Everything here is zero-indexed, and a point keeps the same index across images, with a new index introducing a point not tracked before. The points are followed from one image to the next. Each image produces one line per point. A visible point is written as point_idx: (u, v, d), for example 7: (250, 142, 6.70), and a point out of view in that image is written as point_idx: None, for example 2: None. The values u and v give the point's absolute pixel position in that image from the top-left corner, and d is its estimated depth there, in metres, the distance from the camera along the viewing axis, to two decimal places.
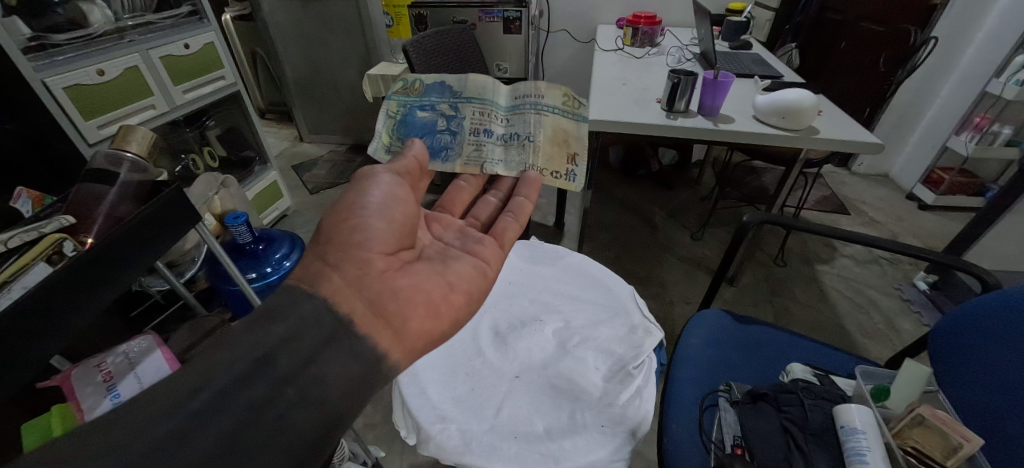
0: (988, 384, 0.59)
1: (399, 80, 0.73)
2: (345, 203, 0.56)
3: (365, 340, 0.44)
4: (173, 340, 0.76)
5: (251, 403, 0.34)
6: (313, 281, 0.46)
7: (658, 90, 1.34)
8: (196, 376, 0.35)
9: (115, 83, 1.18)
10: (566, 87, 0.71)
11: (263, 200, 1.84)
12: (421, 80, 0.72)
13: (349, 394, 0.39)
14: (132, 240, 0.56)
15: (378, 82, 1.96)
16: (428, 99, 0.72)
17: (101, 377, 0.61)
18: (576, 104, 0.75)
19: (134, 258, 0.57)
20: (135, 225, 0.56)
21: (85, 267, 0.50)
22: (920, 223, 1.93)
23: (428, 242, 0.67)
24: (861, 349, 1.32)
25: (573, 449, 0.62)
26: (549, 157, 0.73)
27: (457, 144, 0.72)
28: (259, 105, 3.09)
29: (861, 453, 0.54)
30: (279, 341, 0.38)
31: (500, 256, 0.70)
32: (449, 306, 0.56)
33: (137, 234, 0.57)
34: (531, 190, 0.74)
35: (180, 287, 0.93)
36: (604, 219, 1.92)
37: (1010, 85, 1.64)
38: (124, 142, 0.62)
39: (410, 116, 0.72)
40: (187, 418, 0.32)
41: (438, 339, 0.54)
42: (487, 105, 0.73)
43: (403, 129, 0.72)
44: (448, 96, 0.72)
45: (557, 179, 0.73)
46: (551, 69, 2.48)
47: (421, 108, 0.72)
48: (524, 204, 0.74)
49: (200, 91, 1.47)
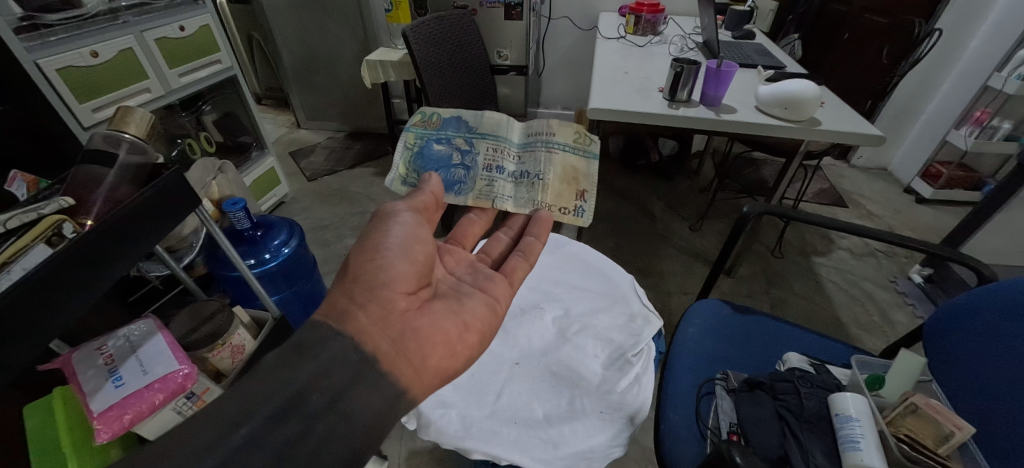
0: (982, 376, 0.60)
1: (418, 114, 0.74)
2: (369, 242, 0.55)
3: (387, 377, 0.43)
4: (174, 323, 0.75)
5: (283, 441, 0.35)
6: (338, 317, 0.46)
7: (661, 80, 1.33)
8: (227, 411, 0.35)
9: (109, 66, 1.16)
10: (578, 127, 0.71)
11: (260, 187, 1.83)
12: (438, 115, 0.73)
13: (373, 427, 0.40)
14: (123, 230, 0.54)
15: (377, 68, 1.93)
16: (444, 133, 0.73)
17: (102, 360, 0.61)
18: (582, 140, 0.74)
19: (128, 248, 0.56)
20: (128, 215, 0.55)
21: (72, 258, 0.48)
22: (917, 216, 1.94)
23: (440, 277, 0.66)
24: (856, 341, 1.33)
25: (572, 434, 0.63)
26: (557, 194, 0.72)
27: (469, 179, 0.71)
28: (256, 90, 3.06)
29: (855, 440, 0.55)
30: (309, 377, 0.38)
31: (511, 296, 0.68)
32: (464, 345, 0.55)
33: (126, 227, 0.55)
34: (542, 229, 0.74)
35: (181, 274, 0.93)
36: (603, 208, 1.92)
37: (1011, 80, 1.64)
38: (122, 123, 0.60)
39: (428, 148, 0.72)
40: (224, 455, 0.32)
41: (450, 375, 0.52)
42: (501, 142, 0.73)
43: (421, 160, 0.71)
44: (464, 130, 0.72)
45: (564, 215, 0.73)
46: (551, 57, 2.46)
47: (438, 140, 0.72)
48: (533, 244, 0.74)
49: (196, 76, 1.45)
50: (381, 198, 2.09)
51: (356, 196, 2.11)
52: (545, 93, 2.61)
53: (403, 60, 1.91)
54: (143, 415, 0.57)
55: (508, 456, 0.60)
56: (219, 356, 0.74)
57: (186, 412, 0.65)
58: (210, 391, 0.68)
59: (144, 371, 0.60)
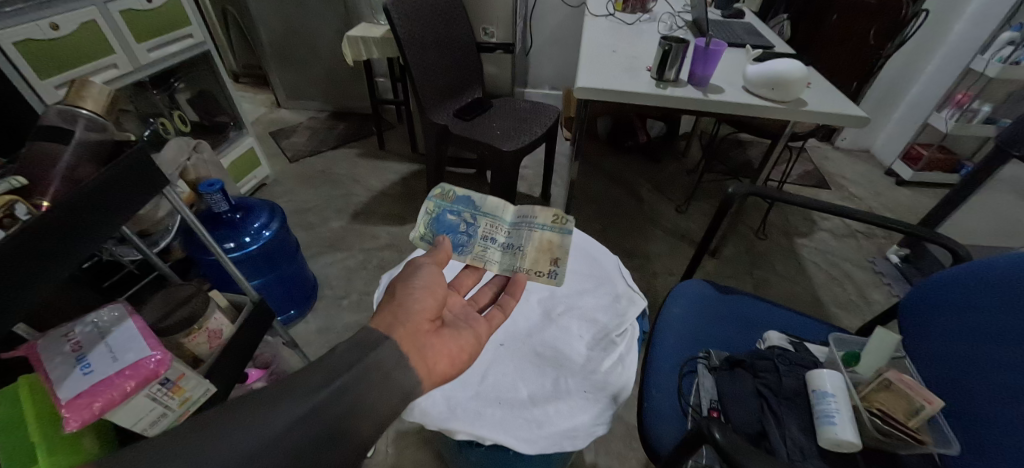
0: (954, 356, 0.62)
1: (439, 187, 0.78)
2: (399, 279, 0.56)
3: None
4: (147, 308, 0.72)
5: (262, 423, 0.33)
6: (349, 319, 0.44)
7: (650, 58, 1.30)
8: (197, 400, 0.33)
9: (72, 40, 1.09)
10: (559, 210, 0.72)
11: (240, 168, 1.77)
12: (454, 191, 0.77)
13: None
14: (80, 212, 0.51)
15: (359, 44, 1.86)
16: (452, 205, 0.77)
17: (69, 347, 0.59)
18: (566, 221, 0.74)
19: (86, 233, 0.52)
20: (86, 197, 0.51)
21: (21, 243, 0.44)
22: (897, 198, 1.98)
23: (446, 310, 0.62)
24: (834, 319, 1.37)
25: (556, 414, 0.63)
26: (535, 261, 0.74)
27: (462, 245, 0.74)
28: (232, 68, 2.94)
29: (830, 415, 0.56)
30: None
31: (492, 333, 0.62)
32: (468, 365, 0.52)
33: (84, 212, 0.51)
34: (517, 288, 0.71)
35: (153, 258, 0.89)
36: (591, 190, 1.91)
37: (993, 63, 1.66)
38: (78, 98, 0.55)
39: (440, 217, 0.75)
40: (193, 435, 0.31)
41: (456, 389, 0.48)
42: (496, 217, 0.76)
43: (432, 227, 0.75)
44: (469, 206, 0.77)
45: (539, 277, 0.73)
46: (539, 35, 2.40)
47: (450, 212, 0.76)
48: (507, 299, 0.70)
49: (166, 51, 1.38)
50: (366, 180, 2.05)
51: (340, 178, 2.06)
52: (532, 72, 2.56)
53: (386, 36, 1.84)
54: (114, 402, 0.55)
55: (493, 436, 0.60)
56: (196, 341, 0.72)
57: (163, 400, 0.62)
58: (186, 376, 0.65)
59: (113, 358, 0.57)
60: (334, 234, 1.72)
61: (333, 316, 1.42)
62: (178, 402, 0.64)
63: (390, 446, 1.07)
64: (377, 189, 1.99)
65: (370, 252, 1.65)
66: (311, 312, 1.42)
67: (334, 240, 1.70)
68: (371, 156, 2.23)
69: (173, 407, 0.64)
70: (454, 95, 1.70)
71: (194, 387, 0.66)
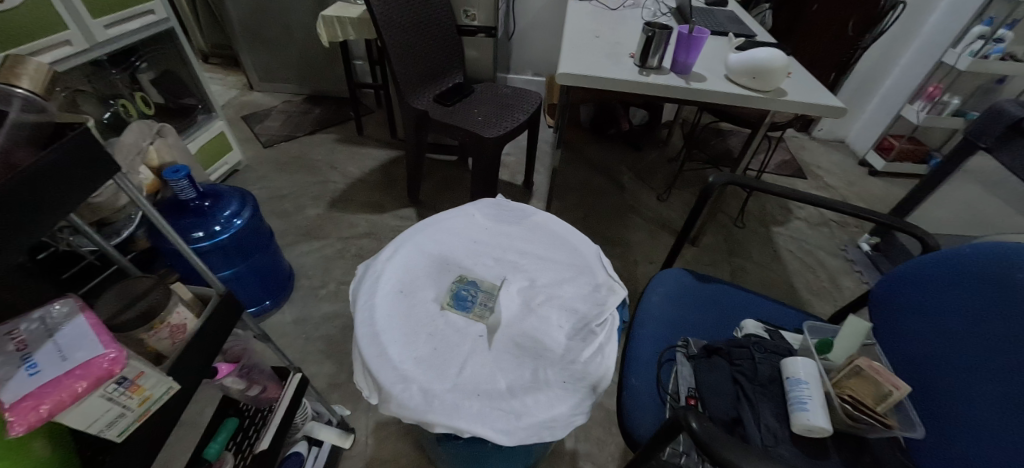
0: (923, 340, 0.63)
1: (458, 268, 0.81)
2: None
3: None
4: (99, 305, 0.61)
5: None
6: None
7: (633, 45, 1.28)
8: None
9: (18, 13, 1.00)
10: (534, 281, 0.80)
11: (208, 154, 1.68)
12: (471, 272, 0.81)
13: None
14: (15, 203, 0.41)
15: (334, 24, 1.78)
16: (471, 286, 0.78)
17: (12, 346, 0.46)
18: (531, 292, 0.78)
19: (24, 225, 0.43)
20: (17, 187, 0.41)
21: None
22: (868, 187, 2.04)
23: None
24: (807, 305, 1.41)
25: (535, 405, 0.62)
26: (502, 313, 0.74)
27: (472, 309, 0.74)
28: (201, 48, 2.80)
29: (802, 402, 0.57)
30: None
31: None
32: None
33: (15, 205, 0.41)
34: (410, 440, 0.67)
35: (111, 249, 0.79)
36: (573, 178, 1.90)
37: (964, 57, 1.70)
38: (12, 76, 0.47)
39: (461, 290, 0.77)
40: None
41: None
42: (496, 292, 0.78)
43: (454, 297, 0.76)
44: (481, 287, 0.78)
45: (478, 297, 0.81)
46: (522, 20, 2.35)
47: (468, 288, 0.77)
48: None
49: (124, 28, 1.29)
50: (344, 166, 1.99)
51: (317, 164, 1.99)
52: (515, 57, 2.51)
53: (363, 16, 1.77)
54: (65, 405, 0.43)
55: (470, 428, 0.59)
56: (157, 337, 0.61)
57: (119, 400, 0.48)
58: (148, 373, 0.51)
59: (62, 357, 0.45)
60: (311, 222, 1.67)
61: (309, 306, 1.38)
62: (139, 401, 0.50)
63: (368, 437, 1.07)
64: (355, 176, 1.93)
65: (348, 240, 1.61)
66: (287, 303, 1.39)
67: (310, 228, 1.65)
68: (349, 142, 2.17)
69: (132, 407, 0.50)
70: (434, 80, 1.66)
71: (156, 384, 0.52)
